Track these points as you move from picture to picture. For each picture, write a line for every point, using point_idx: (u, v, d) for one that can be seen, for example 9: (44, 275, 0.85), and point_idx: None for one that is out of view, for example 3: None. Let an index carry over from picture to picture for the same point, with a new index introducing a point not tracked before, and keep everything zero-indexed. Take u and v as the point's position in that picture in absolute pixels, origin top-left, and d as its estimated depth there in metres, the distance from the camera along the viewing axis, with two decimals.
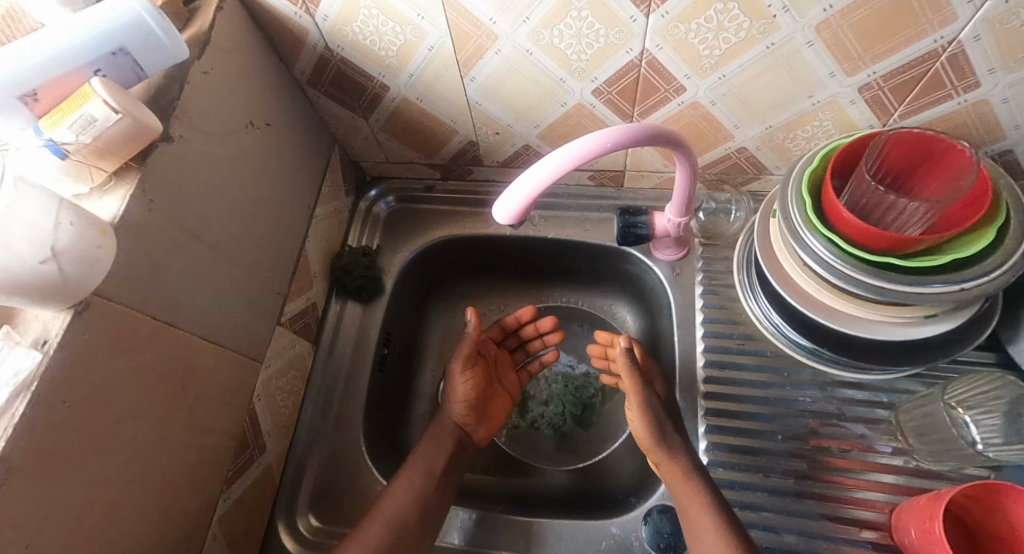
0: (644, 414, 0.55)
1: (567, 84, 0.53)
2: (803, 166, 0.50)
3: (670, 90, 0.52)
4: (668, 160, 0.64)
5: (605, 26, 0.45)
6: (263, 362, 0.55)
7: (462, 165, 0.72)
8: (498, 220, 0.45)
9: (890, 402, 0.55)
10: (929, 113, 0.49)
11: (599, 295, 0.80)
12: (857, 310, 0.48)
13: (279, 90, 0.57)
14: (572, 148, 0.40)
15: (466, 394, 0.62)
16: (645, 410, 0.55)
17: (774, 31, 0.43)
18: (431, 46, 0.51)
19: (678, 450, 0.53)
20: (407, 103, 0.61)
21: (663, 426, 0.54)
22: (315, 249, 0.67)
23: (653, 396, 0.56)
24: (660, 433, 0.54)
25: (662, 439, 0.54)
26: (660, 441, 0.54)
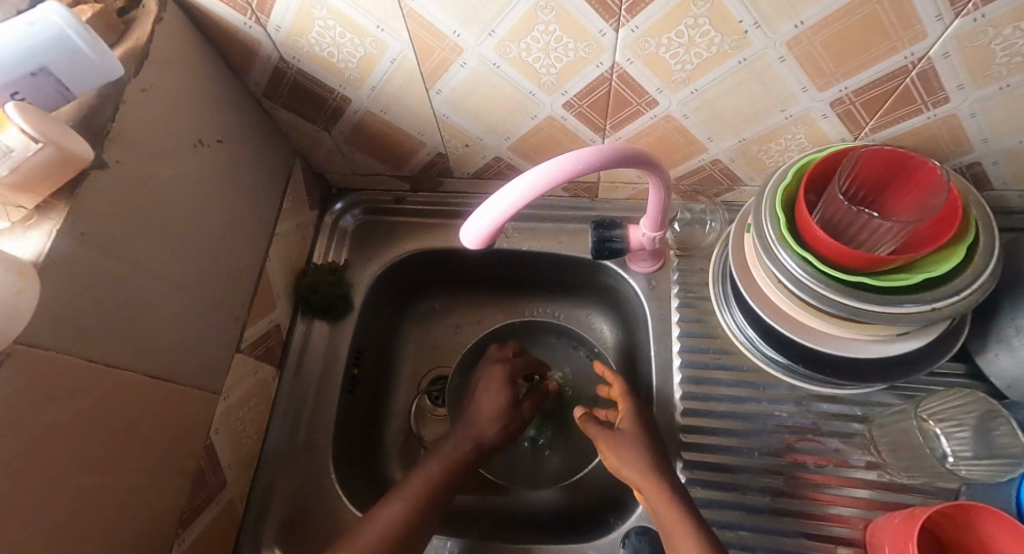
0: (615, 446, 0.55)
1: (537, 97, 0.52)
2: (775, 183, 0.49)
3: (642, 104, 0.51)
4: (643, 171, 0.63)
5: (573, 40, 0.44)
6: (222, 393, 0.52)
7: (433, 176, 0.70)
8: (466, 243, 0.43)
9: (864, 415, 0.55)
10: (899, 127, 0.48)
11: (576, 307, 0.79)
12: (831, 329, 0.47)
13: (232, 104, 0.53)
14: (541, 169, 0.38)
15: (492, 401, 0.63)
16: (609, 445, 0.55)
17: (746, 46, 0.42)
18: (393, 58, 0.48)
19: (660, 469, 0.51)
20: (371, 116, 0.58)
21: (643, 447, 0.53)
22: (278, 268, 0.64)
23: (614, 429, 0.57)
24: (639, 455, 0.53)
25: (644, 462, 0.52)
26: (632, 463, 0.53)
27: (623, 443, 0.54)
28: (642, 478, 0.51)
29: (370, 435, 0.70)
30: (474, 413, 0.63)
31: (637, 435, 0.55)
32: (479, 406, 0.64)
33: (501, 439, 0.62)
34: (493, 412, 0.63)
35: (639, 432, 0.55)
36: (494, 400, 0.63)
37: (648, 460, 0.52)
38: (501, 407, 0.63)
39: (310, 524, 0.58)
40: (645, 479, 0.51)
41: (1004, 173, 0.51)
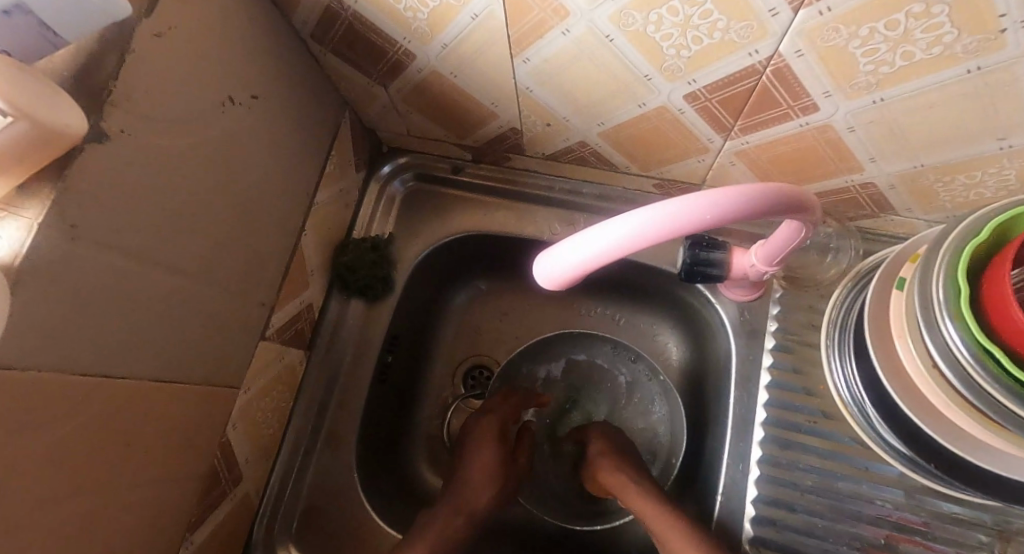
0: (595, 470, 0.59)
1: (652, 83, 0.39)
2: (960, 239, 0.36)
3: (794, 107, 0.38)
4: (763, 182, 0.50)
5: (728, 18, 0.31)
6: (241, 386, 0.47)
7: (499, 151, 0.59)
8: (537, 279, 0.34)
9: (993, 526, 0.45)
10: None
11: (641, 316, 0.69)
12: (1003, 444, 0.35)
13: (271, 50, 0.44)
14: (661, 210, 0.28)
15: (486, 461, 0.58)
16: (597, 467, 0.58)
17: (989, 53, 0.28)
18: (475, 13, 0.37)
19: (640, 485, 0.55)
20: (437, 77, 0.47)
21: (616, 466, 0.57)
22: (314, 242, 0.56)
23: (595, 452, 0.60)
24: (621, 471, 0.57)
25: (630, 480, 0.56)
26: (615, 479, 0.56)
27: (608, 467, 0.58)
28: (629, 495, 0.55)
29: (399, 426, 0.65)
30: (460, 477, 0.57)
31: (611, 456, 0.59)
32: (467, 470, 0.57)
33: (494, 502, 0.57)
34: (482, 478, 0.57)
35: (616, 454, 0.59)
36: (480, 470, 0.57)
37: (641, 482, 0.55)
38: (493, 470, 0.57)
39: (327, 522, 0.55)
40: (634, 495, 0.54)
41: None
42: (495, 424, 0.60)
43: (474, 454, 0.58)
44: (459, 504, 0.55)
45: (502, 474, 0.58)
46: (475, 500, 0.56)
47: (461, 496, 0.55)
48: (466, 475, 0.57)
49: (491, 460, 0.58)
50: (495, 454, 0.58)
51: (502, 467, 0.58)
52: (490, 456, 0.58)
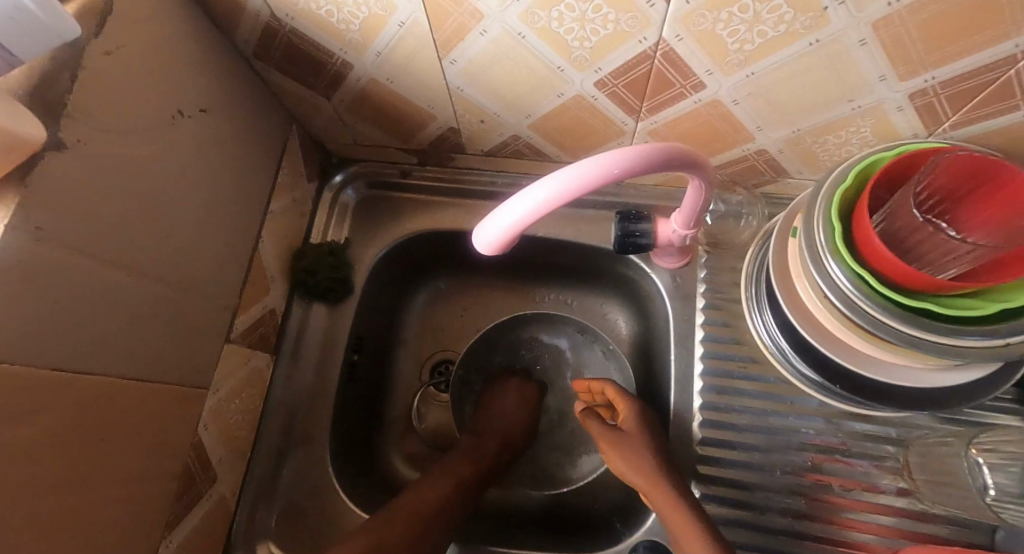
0: (618, 449, 0.53)
1: (565, 74, 0.45)
2: (832, 186, 0.43)
3: (686, 86, 0.44)
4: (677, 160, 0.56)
5: (615, 11, 0.37)
6: (209, 387, 0.49)
7: (443, 152, 0.64)
8: (478, 247, 0.38)
9: (899, 438, 0.51)
10: (988, 124, 0.42)
11: (591, 296, 0.73)
12: (880, 352, 0.43)
13: (216, 67, 0.47)
14: (575, 170, 0.33)
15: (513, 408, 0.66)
16: (618, 448, 0.53)
17: (821, 26, 0.35)
18: (402, 21, 0.41)
19: (666, 473, 0.50)
20: (375, 85, 0.52)
21: (646, 449, 0.52)
22: (272, 248, 0.59)
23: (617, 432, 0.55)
24: (645, 458, 0.51)
25: (655, 470, 0.50)
26: (640, 467, 0.51)
27: (632, 449, 0.53)
28: (648, 484, 0.50)
29: (371, 423, 0.68)
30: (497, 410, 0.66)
31: (639, 440, 0.53)
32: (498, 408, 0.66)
33: (523, 436, 0.65)
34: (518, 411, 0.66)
35: (646, 435, 0.53)
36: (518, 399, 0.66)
37: (660, 467, 0.50)
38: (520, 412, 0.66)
39: (306, 517, 0.56)
40: (653, 483, 0.49)
41: None
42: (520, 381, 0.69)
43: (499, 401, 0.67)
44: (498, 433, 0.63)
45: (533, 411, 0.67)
46: (512, 430, 0.64)
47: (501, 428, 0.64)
48: (499, 412, 0.66)
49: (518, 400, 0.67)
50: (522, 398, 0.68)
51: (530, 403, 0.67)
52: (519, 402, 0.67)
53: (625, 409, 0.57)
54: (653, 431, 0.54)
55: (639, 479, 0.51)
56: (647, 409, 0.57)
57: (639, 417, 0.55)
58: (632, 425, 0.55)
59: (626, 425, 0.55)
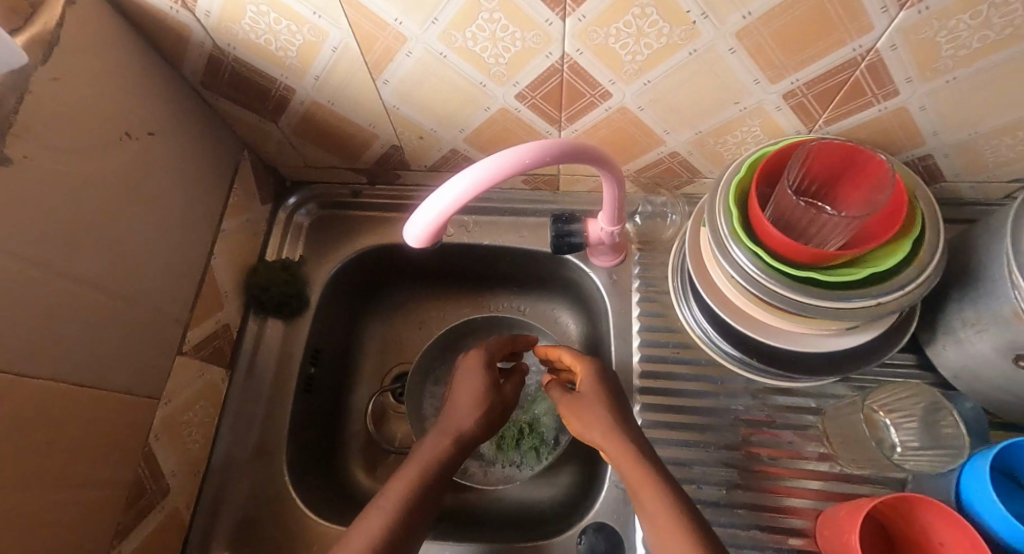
0: (573, 413, 0.52)
1: (487, 89, 0.50)
2: (727, 178, 0.48)
3: (595, 96, 0.50)
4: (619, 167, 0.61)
5: (520, 30, 0.42)
6: (161, 398, 0.51)
7: (389, 169, 0.68)
8: (409, 240, 0.42)
9: (818, 407, 0.55)
10: (854, 119, 0.48)
11: (542, 300, 0.76)
12: (783, 322, 0.47)
13: (165, 96, 0.51)
14: (491, 162, 0.38)
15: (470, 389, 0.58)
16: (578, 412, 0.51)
17: (695, 37, 0.41)
18: (334, 46, 0.46)
19: (624, 430, 0.47)
20: (317, 107, 0.56)
21: (604, 409, 0.49)
22: (225, 266, 0.61)
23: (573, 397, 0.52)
24: (603, 416, 0.49)
25: (611, 429, 0.47)
26: (599, 426, 0.48)
27: (586, 410, 0.50)
28: (605, 442, 0.47)
29: (331, 434, 0.69)
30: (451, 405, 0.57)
31: (598, 403, 0.50)
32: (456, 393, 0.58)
33: (481, 430, 0.56)
34: (470, 402, 0.57)
35: (604, 396, 0.50)
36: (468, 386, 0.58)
37: (619, 427, 0.47)
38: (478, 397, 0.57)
39: (263, 527, 0.57)
40: (610, 441, 0.46)
41: (956, 162, 0.51)
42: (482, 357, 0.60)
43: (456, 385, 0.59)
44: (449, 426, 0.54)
45: (489, 401, 0.57)
46: (462, 420, 0.55)
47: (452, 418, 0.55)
48: (451, 403, 0.57)
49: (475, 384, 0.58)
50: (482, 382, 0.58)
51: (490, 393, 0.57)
52: (473, 386, 0.58)
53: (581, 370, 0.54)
54: (611, 392, 0.52)
55: (595, 436, 0.48)
56: (608, 370, 0.54)
57: (597, 377, 0.53)
58: (589, 384, 0.52)
59: (581, 386, 0.53)
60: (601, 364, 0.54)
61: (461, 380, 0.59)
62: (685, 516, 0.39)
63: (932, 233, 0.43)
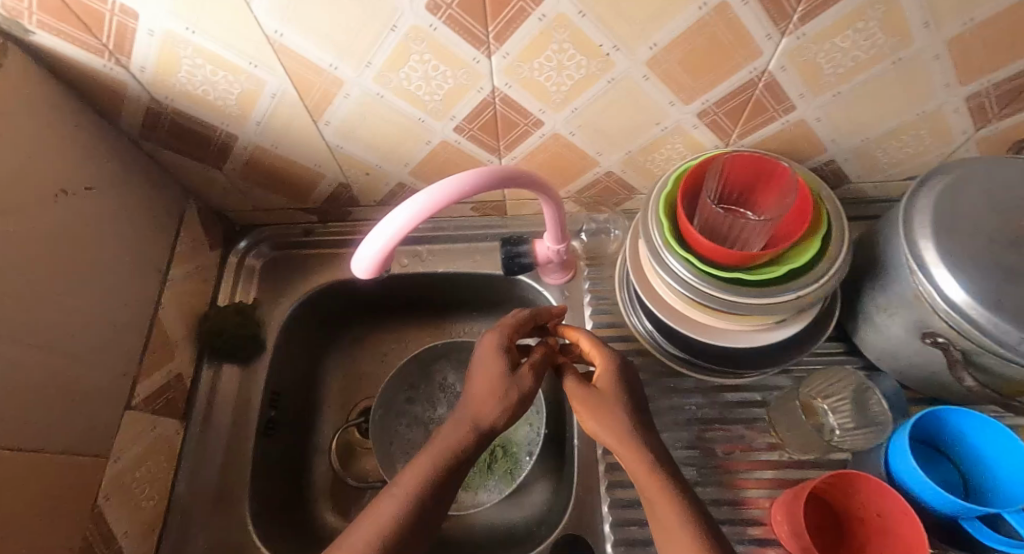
0: (591, 411, 0.47)
1: (426, 124, 0.52)
2: (657, 192, 0.51)
3: (528, 125, 0.53)
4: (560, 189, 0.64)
5: (450, 68, 0.45)
6: (110, 455, 0.49)
7: (340, 206, 0.69)
8: (357, 272, 0.44)
9: (762, 399, 0.58)
10: (763, 132, 0.53)
11: (501, 322, 0.78)
12: (719, 321, 0.51)
13: (102, 150, 0.51)
14: (433, 190, 0.40)
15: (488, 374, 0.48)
16: (595, 413, 0.46)
17: (610, 67, 0.45)
18: (273, 93, 0.48)
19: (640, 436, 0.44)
20: (261, 151, 0.57)
21: (623, 412, 0.46)
22: (175, 315, 0.60)
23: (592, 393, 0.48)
24: (622, 422, 0.45)
25: (630, 436, 0.44)
26: (618, 432, 0.45)
27: (607, 413, 0.46)
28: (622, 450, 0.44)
29: (295, 477, 0.67)
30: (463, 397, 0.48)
31: (618, 406, 0.46)
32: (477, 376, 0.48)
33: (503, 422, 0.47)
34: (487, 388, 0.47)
35: (625, 398, 0.47)
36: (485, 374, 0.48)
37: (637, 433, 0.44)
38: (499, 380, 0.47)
39: None
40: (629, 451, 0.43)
41: (856, 166, 0.57)
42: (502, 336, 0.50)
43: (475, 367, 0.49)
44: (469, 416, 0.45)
45: (511, 391, 0.47)
46: (483, 412, 0.46)
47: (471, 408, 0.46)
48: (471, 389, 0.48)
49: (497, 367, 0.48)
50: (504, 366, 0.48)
51: (510, 380, 0.47)
52: (493, 369, 0.48)
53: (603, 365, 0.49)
54: (630, 392, 0.48)
55: (610, 441, 0.45)
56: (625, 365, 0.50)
57: (615, 375, 0.48)
58: (609, 384, 0.48)
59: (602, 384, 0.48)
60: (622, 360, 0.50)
61: (482, 364, 0.49)
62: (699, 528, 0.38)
63: (841, 226, 0.47)
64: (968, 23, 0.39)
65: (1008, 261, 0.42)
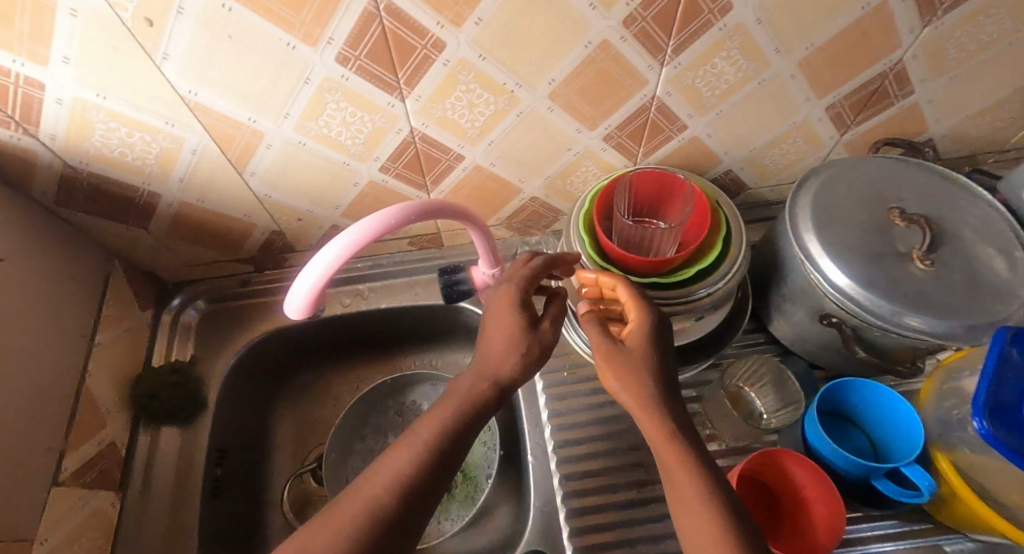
0: (616, 370, 0.44)
1: (351, 166, 0.55)
2: (576, 211, 0.55)
3: (450, 159, 0.56)
4: (493, 216, 0.67)
5: (367, 114, 0.48)
6: (37, 537, 0.46)
7: (275, 253, 0.69)
8: (290, 313, 0.44)
9: None
10: (664, 150, 0.59)
11: (450, 350, 0.79)
12: None
13: (13, 220, 0.50)
14: (359, 226, 0.41)
15: (505, 329, 0.44)
16: (620, 374, 0.44)
17: (517, 102, 0.49)
18: (193, 149, 0.49)
19: (665, 405, 0.42)
20: (187, 206, 0.57)
21: (650, 377, 0.43)
22: (104, 381, 0.58)
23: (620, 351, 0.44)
24: (645, 386, 0.43)
25: (654, 403, 0.42)
26: (640, 397, 0.43)
27: (631, 375, 0.43)
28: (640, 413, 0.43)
29: (248, 536, 0.65)
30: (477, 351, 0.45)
31: (645, 372, 0.43)
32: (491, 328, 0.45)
33: (522, 375, 0.45)
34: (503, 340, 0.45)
35: (650, 361, 0.44)
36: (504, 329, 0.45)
37: (659, 400, 0.43)
38: (519, 335, 0.44)
39: None
40: (649, 416, 0.42)
41: (750, 173, 0.64)
42: (519, 287, 0.45)
43: (488, 322, 0.46)
44: (483, 373, 0.43)
45: (529, 347, 0.44)
46: (499, 369, 0.43)
47: (487, 363, 0.44)
48: (485, 344, 0.45)
49: (512, 323, 0.44)
50: (522, 322, 0.44)
51: (531, 335, 0.44)
52: (510, 325, 0.44)
53: (636, 321, 0.45)
54: (659, 352, 0.45)
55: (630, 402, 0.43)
56: (660, 319, 0.46)
57: (648, 335, 0.45)
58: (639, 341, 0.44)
59: (632, 343, 0.45)
60: (658, 318, 0.46)
61: (494, 321, 0.45)
62: (711, 500, 0.38)
63: (739, 227, 0.53)
64: (811, 47, 0.46)
65: (876, 245, 0.48)
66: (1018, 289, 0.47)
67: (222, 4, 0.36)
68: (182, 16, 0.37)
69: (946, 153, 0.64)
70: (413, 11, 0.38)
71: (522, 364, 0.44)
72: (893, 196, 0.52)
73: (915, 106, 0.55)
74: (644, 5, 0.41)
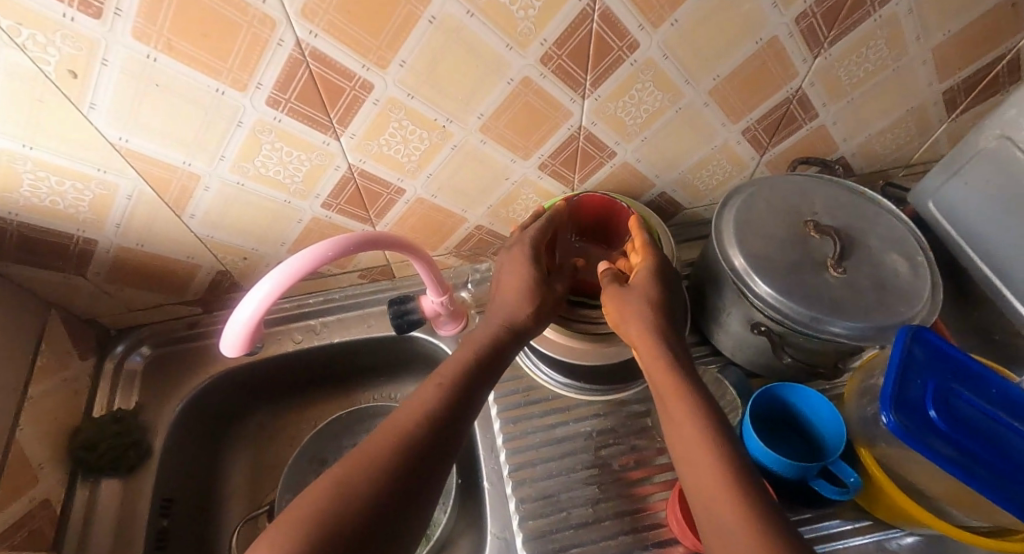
0: (618, 303, 0.52)
1: (293, 204, 0.55)
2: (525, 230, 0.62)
3: (391, 193, 0.57)
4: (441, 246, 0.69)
5: (302, 152, 0.49)
6: None
7: (223, 293, 0.69)
8: (227, 351, 0.44)
9: (647, 409, 0.65)
10: (597, 174, 0.62)
11: (408, 382, 0.79)
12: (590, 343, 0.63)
13: None
14: (291, 261, 0.42)
15: (513, 282, 0.54)
16: (624, 305, 0.51)
17: (450, 136, 0.51)
18: (128, 195, 0.49)
19: (661, 334, 0.48)
20: (125, 251, 0.57)
21: (649, 307, 0.50)
22: (37, 434, 0.56)
23: (625, 288, 0.53)
24: (644, 316, 0.50)
25: (650, 329, 0.49)
26: (641, 324, 0.49)
27: (630, 302, 0.51)
28: (664, 383, 0.45)
29: None
30: (494, 300, 0.54)
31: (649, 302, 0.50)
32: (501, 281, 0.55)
33: (531, 322, 0.53)
34: (513, 294, 0.53)
35: (653, 291, 0.52)
36: (516, 276, 0.54)
37: (657, 327, 0.49)
38: (527, 285, 0.53)
39: None
40: (645, 339, 0.48)
41: (683, 195, 0.67)
42: (530, 249, 0.56)
43: (500, 275, 0.55)
44: (496, 319, 0.51)
45: (537, 293, 0.53)
46: (510, 314, 0.52)
47: (501, 311, 0.52)
48: (497, 294, 0.54)
49: (520, 276, 0.54)
50: (534, 273, 0.54)
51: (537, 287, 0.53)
52: (522, 275, 0.54)
53: (643, 265, 0.55)
54: (659, 288, 0.52)
55: (656, 375, 0.46)
56: (663, 267, 0.55)
57: (652, 273, 0.53)
58: (642, 278, 0.53)
59: (637, 281, 0.53)
60: (660, 262, 0.55)
61: (506, 270, 0.55)
62: (706, 422, 0.40)
63: (671, 242, 0.61)
64: (717, 78, 0.51)
65: (793, 256, 0.52)
66: (921, 290, 0.51)
67: (148, 55, 0.37)
68: (107, 68, 0.38)
69: (859, 169, 0.69)
70: (338, 55, 0.40)
71: (528, 308, 0.53)
72: (808, 210, 0.56)
73: (822, 128, 0.60)
74: (558, 45, 0.44)
